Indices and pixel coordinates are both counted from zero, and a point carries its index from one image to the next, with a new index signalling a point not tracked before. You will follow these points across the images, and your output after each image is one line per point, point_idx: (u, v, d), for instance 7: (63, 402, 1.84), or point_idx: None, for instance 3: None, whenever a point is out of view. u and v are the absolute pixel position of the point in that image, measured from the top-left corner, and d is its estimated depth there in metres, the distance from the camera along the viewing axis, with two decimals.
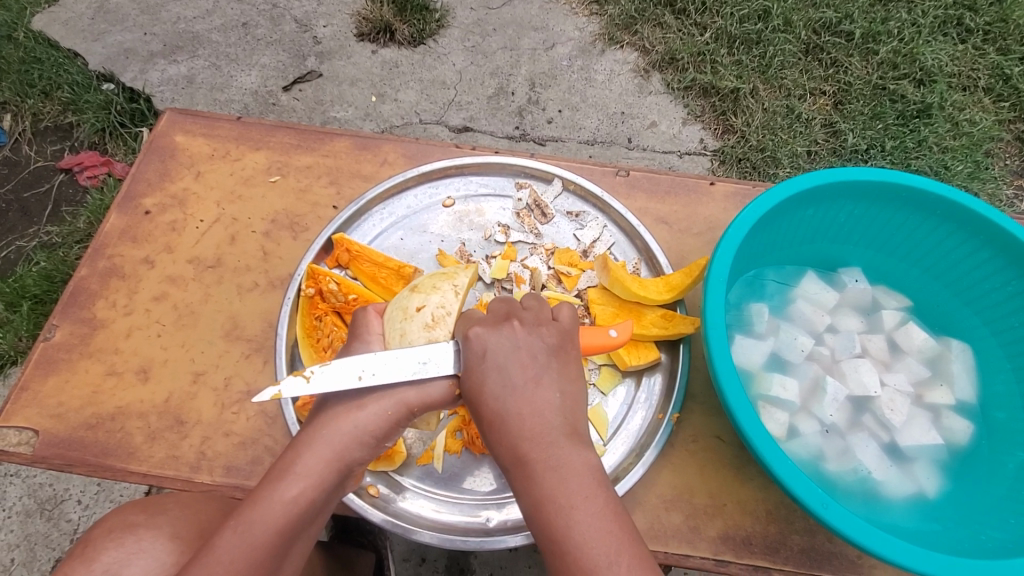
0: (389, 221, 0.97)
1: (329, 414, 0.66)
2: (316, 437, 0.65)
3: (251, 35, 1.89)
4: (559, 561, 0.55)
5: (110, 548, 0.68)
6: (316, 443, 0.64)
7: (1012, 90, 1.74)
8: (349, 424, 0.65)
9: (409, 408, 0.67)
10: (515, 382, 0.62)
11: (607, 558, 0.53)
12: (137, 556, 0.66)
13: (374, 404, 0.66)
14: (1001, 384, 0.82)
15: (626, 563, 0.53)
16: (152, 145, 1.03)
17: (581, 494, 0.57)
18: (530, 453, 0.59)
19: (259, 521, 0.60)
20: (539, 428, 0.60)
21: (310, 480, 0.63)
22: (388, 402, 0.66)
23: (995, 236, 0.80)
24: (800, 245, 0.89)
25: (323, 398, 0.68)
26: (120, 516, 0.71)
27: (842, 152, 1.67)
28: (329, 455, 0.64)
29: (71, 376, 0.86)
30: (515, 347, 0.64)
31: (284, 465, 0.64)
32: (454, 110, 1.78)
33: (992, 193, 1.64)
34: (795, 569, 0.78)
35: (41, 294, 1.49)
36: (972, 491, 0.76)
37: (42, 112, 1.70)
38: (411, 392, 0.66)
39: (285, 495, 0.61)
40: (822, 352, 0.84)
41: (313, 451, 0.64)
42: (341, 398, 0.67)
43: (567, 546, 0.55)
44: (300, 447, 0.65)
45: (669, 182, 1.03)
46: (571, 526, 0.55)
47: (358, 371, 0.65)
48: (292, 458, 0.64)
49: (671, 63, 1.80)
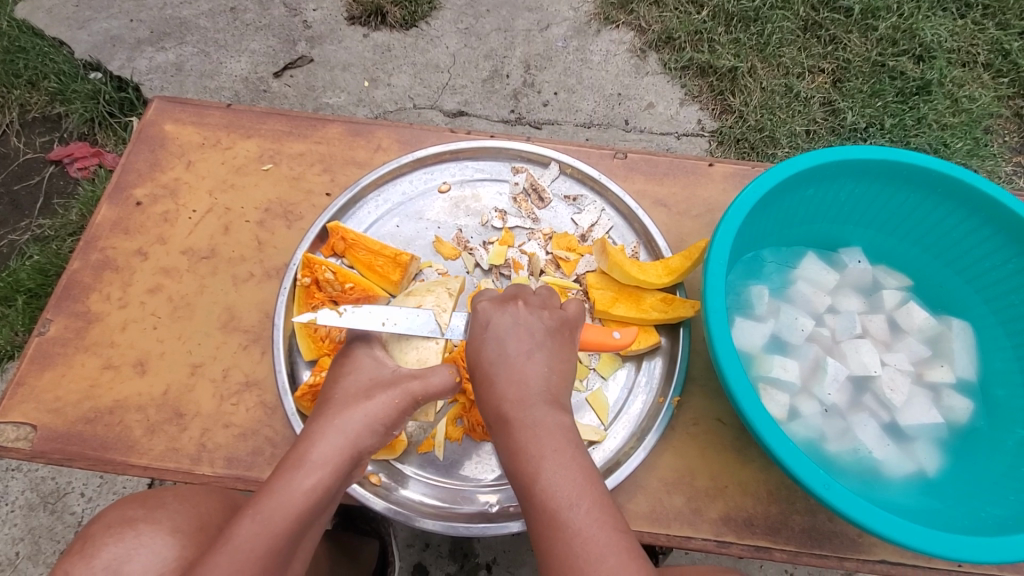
0: (384, 208, 0.95)
1: (341, 405, 0.67)
2: (329, 426, 0.65)
3: (239, 21, 1.85)
4: (529, 501, 0.58)
5: (110, 543, 0.67)
6: (330, 432, 0.65)
7: (1012, 65, 1.72)
8: (360, 413, 0.66)
9: (414, 399, 0.68)
10: (510, 352, 0.65)
11: (568, 500, 0.56)
12: (139, 550, 0.66)
13: (385, 395, 0.67)
14: (1000, 361, 0.82)
15: (587, 505, 0.55)
16: (141, 134, 1.01)
17: (552, 449, 0.58)
18: (512, 412, 0.61)
19: (282, 506, 0.59)
20: (524, 393, 0.62)
21: (327, 468, 0.63)
22: (395, 392, 0.68)
23: (997, 213, 0.79)
24: (800, 226, 0.88)
25: (331, 394, 0.70)
26: (120, 511, 0.70)
27: (841, 131, 1.66)
28: (343, 443, 0.64)
29: (68, 370, 0.86)
30: (515, 323, 0.67)
31: (297, 455, 0.63)
32: (449, 94, 1.75)
33: (992, 170, 1.63)
34: (797, 549, 0.79)
35: (35, 288, 1.48)
36: (972, 469, 0.77)
37: (29, 102, 1.67)
38: (416, 383, 0.68)
39: (303, 484, 0.61)
40: (822, 334, 0.84)
41: (325, 440, 0.64)
42: (350, 391, 0.69)
43: (533, 490, 0.57)
44: (313, 436, 0.65)
45: (667, 163, 1.01)
46: (539, 472, 0.57)
47: (383, 318, 0.72)
48: (305, 448, 0.64)
49: (668, 42, 1.77)
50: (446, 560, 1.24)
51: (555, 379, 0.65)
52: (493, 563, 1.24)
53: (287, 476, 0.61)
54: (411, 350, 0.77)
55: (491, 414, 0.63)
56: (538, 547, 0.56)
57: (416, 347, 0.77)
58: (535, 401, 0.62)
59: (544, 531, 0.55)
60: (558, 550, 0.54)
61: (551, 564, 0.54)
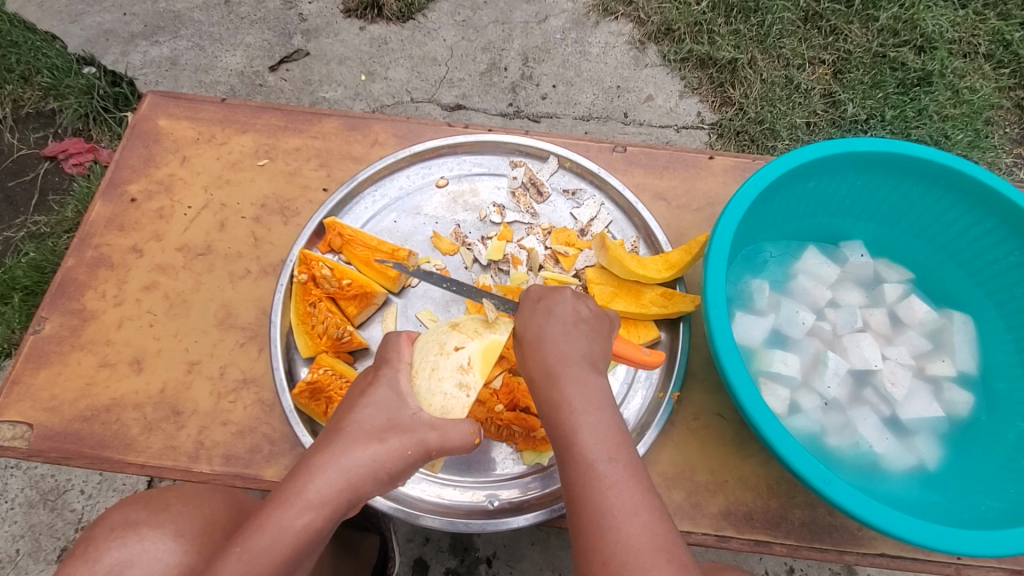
0: (381, 204, 0.95)
1: (347, 442, 0.62)
2: (333, 465, 0.60)
3: (234, 14, 1.83)
4: (564, 450, 0.57)
5: (111, 548, 0.66)
6: (332, 470, 0.60)
7: (1012, 56, 1.71)
8: (368, 455, 0.62)
9: (428, 451, 0.64)
10: (560, 318, 0.64)
11: (607, 454, 0.56)
12: (141, 554, 0.66)
13: (396, 441, 0.63)
14: (1001, 355, 0.82)
15: (624, 462, 0.56)
16: (135, 130, 1.00)
17: (593, 409, 0.58)
18: (561, 369, 0.60)
19: (278, 535, 0.57)
20: (570, 351, 0.62)
21: (322, 509, 0.59)
22: (409, 440, 0.64)
23: (1000, 206, 0.79)
24: (801, 219, 0.87)
25: (342, 425, 0.64)
26: (121, 513, 0.70)
27: (842, 123, 1.65)
28: (344, 485, 0.60)
29: (64, 368, 0.85)
30: (567, 300, 0.67)
31: (293, 489, 0.59)
32: (446, 88, 1.74)
33: (992, 161, 1.62)
34: (797, 543, 0.78)
35: (32, 285, 1.47)
36: (973, 462, 0.76)
37: (23, 98, 1.65)
38: (431, 429, 0.64)
39: (295, 524, 0.57)
40: (824, 327, 0.83)
41: (326, 478, 0.60)
42: (361, 427, 0.63)
43: (572, 441, 0.57)
44: (313, 471, 0.60)
45: (667, 156, 1.00)
46: (580, 426, 0.57)
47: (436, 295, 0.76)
48: (303, 483, 0.59)
49: (667, 34, 1.76)
50: (447, 554, 1.25)
51: (599, 348, 0.64)
52: (494, 557, 1.24)
53: (280, 513, 0.58)
54: (439, 395, 0.67)
55: (535, 369, 0.62)
56: (568, 497, 0.56)
57: (444, 392, 0.67)
58: (577, 363, 0.62)
59: (578, 481, 0.55)
60: (592, 503, 0.54)
61: (582, 514, 0.54)
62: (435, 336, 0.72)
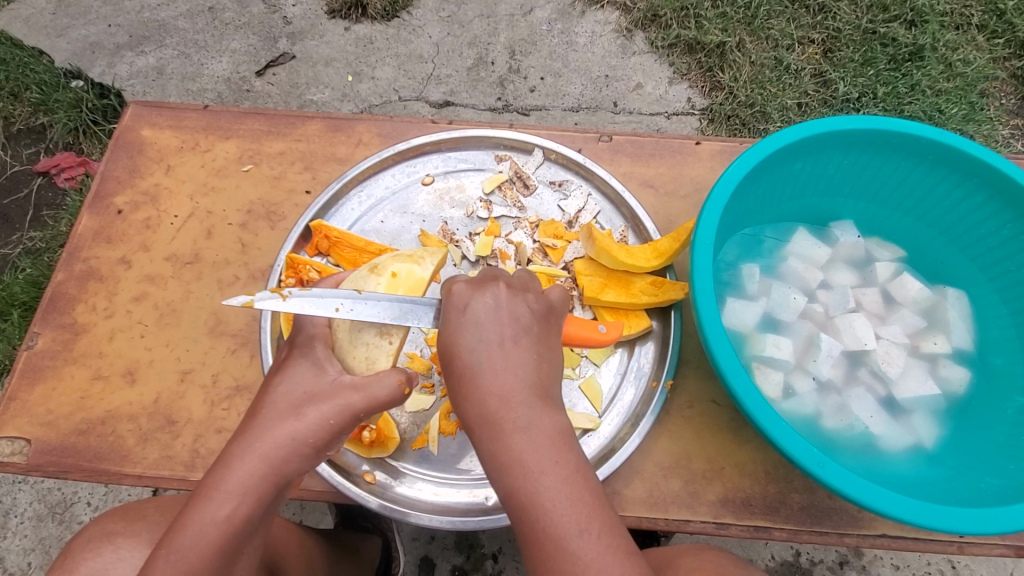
0: (368, 204, 0.94)
1: (265, 426, 0.59)
2: (249, 450, 0.57)
3: (218, 20, 1.83)
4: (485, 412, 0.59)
5: (88, 559, 0.68)
6: (248, 456, 0.57)
7: (1006, 26, 1.69)
8: (287, 436, 0.58)
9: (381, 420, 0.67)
10: None
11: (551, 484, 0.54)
12: (118, 562, 0.67)
13: (316, 413, 0.59)
14: (996, 329, 0.81)
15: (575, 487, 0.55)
16: (118, 141, 1.00)
17: (543, 435, 0.55)
18: None
19: (231, 559, 0.55)
20: (511, 386, 0.56)
21: (245, 496, 0.56)
22: (331, 410, 0.60)
23: (992, 180, 0.78)
24: (789, 201, 0.86)
25: (257, 410, 0.61)
26: (99, 525, 0.71)
27: (834, 102, 1.63)
28: (266, 469, 0.57)
29: (58, 383, 0.85)
30: None
31: (212, 482, 0.56)
32: (434, 85, 1.73)
33: (988, 134, 1.60)
34: (796, 527, 0.78)
35: (30, 301, 1.48)
36: (972, 437, 0.76)
37: (13, 114, 1.65)
38: (358, 397, 0.60)
39: (217, 515, 0.55)
40: (815, 310, 0.83)
41: (245, 465, 0.57)
42: (278, 406, 0.60)
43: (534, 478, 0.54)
44: (231, 462, 0.57)
45: (653, 144, 1.00)
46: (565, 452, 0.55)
47: (337, 303, 0.64)
48: (220, 473, 0.57)
49: (654, 20, 1.74)
50: (453, 551, 1.25)
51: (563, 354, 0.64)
52: (499, 553, 1.25)
53: (203, 508, 0.55)
54: (361, 347, 0.65)
55: None
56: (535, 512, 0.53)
57: (367, 344, 0.66)
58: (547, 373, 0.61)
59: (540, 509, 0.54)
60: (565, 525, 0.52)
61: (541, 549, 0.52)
62: (354, 285, 0.71)
